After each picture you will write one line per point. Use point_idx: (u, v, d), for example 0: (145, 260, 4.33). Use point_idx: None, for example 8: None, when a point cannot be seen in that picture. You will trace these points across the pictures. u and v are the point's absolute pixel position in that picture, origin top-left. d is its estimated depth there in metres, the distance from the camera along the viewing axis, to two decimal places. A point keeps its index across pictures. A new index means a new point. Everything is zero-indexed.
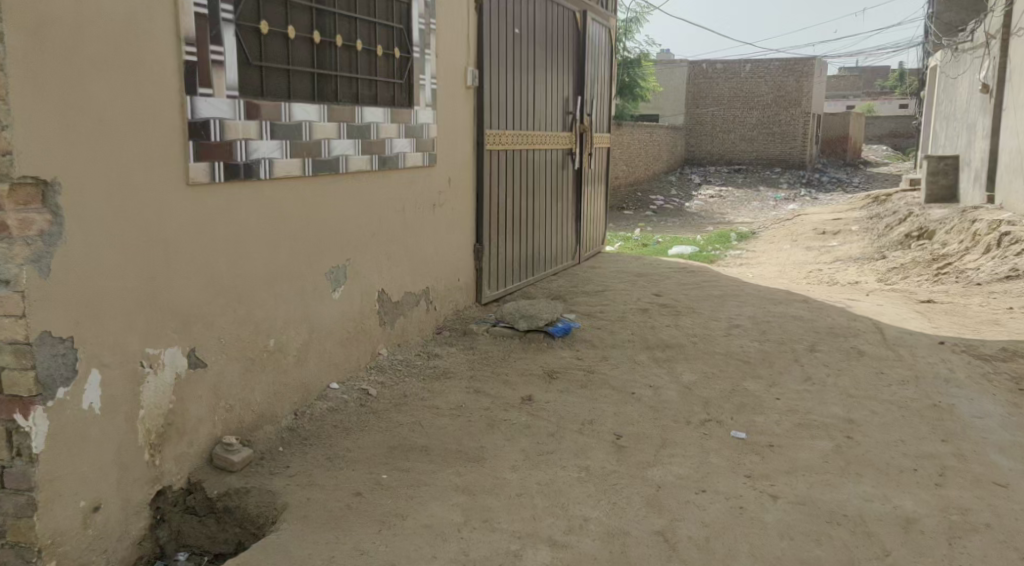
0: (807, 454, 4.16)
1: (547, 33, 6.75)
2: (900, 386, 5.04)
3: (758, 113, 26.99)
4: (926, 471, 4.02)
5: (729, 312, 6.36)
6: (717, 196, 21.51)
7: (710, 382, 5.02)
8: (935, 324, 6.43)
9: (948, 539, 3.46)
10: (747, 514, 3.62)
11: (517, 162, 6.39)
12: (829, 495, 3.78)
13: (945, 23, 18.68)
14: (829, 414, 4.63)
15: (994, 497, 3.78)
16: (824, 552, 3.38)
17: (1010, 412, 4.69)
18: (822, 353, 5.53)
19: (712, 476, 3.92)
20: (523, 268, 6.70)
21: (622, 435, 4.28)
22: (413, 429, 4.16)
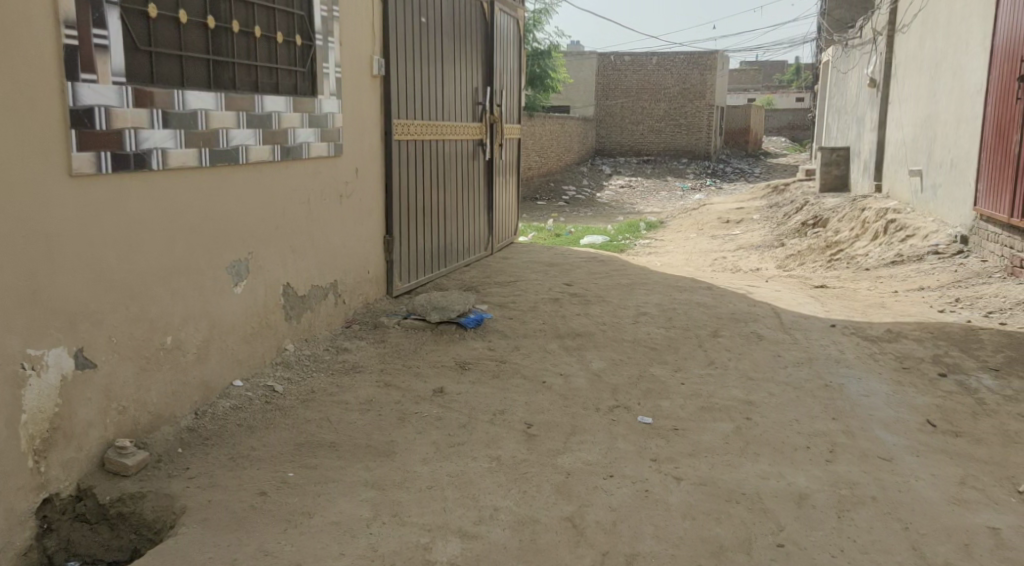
0: (711, 436, 4.29)
1: (453, 22, 6.73)
2: (795, 368, 5.24)
3: (664, 105, 27.56)
4: (818, 448, 4.20)
5: (637, 300, 6.48)
6: (627, 187, 21.88)
7: (618, 369, 5.12)
8: (828, 308, 6.71)
9: (837, 513, 3.62)
10: (651, 496, 3.71)
11: (426, 152, 6.36)
12: (729, 476, 3.91)
13: (836, 20, 19.40)
14: (729, 396, 4.79)
15: (880, 471, 3.98)
16: (723, 530, 3.50)
17: (895, 390, 4.94)
18: (725, 338, 5.71)
19: (619, 461, 4.00)
20: (435, 259, 6.68)
21: (532, 424, 4.32)
22: (321, 425, 4.11)
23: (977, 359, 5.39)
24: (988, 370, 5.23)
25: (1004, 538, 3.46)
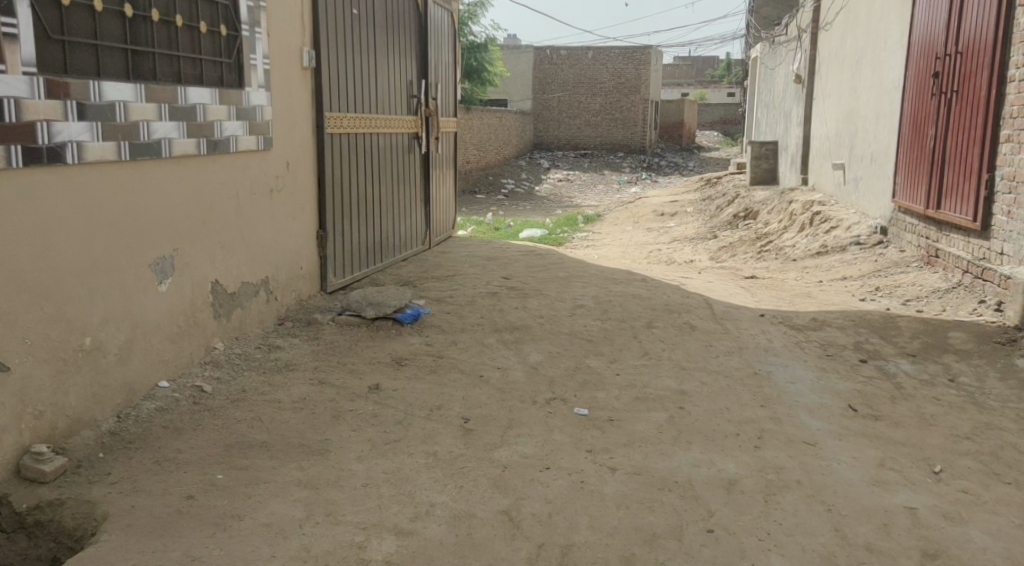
0: (645, 426, 4.34)
1: (386, 14, 6.66)
2: (726, 358, 5.34)
3: (600, 99, 27.78)
4: (746, 435, 4.29)
5: (574, 293, 6.53)
6: (565, 180, 22.00)
7: (555, 361, 5.15)
8: (757, 298, 6.86)
9: (764, 497, 3.71)
10: (587, 487, 3.74)
11: (359, 145, 6.29)
12: (663, 464, 3.96)
13: (764, 17, 19.80)
14: (663, 386, 4.86)
15: (806, 456, 4.09)
16: (656, 518, 3.55)
17: (820, 376, 5.07)
18: (659, 329, 5.78)
19: (555, 453, 4.02)
20: (371, 253, 6.61)
21: (469, 419, 4.32)
22: (252, 425, 4.04)
23: (895, 346, 5.57)
24: (906, 356, 5.41)
25: (921, 517, 3.59)
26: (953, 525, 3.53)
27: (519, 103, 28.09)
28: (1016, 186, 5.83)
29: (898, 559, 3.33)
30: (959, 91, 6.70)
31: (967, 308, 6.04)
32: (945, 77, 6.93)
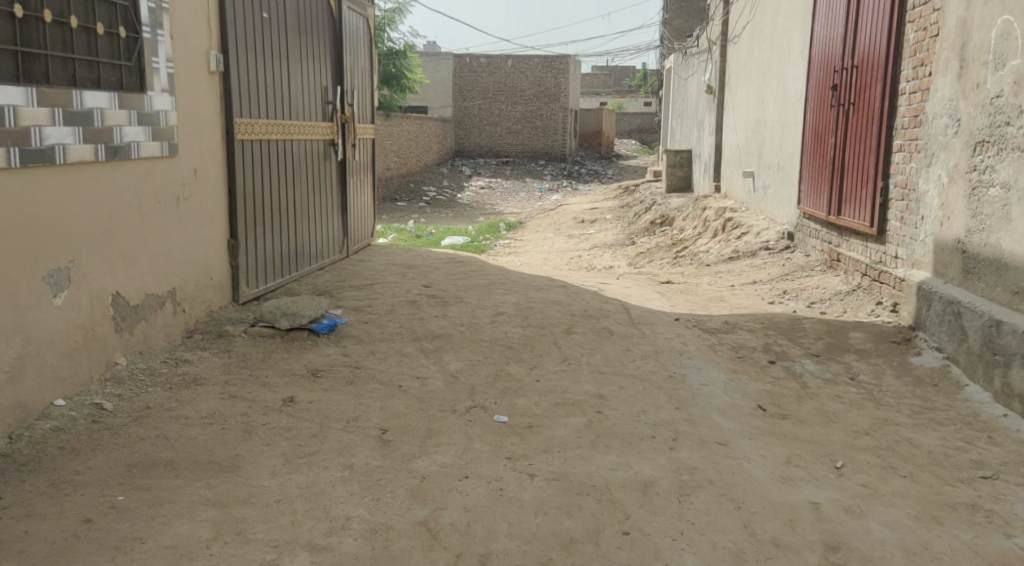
0: (563, 431, 4.35)
1: (298, 18, 6.54)
2: (643, 361, 5.40)
3: (520, 108, 27.94)
4: (662, 437, 4.34)
5: (494, 300, 6.51)
6: (486, 188, 22.03)
7: (475, 369, 5.12)
8: (673, 303, 6.97)
9: (678, 497, 3.77)
10: (505, 495, 3.73)
11: (272, 151, 6.15)
12: (581, 469, 3.98)
13: (676, 29, 20.22)
14: (581, 391, 4.88)
15: (719, 456, 4.16)
16: (574, 522, 3.56)
17: (731, 377, 5.19)
18: (578, 335, 5.82)
19: (473, 462, 3.99)
20: (286, 262, 6.47)
21: (387, 429, 4.25)
22: (157, 443, 3.89)
23: (802, 347, 5.74)
24: (811, 356, 5.58)
25: (824, 511, 3.69)
26: (853, 518, 3.64)
27: (438, 111, 27.96)
28: (907, 193, 6.06)
29: (804, 552, 3.42)
30: (855, 102, 6.94)
31: (866, 309, 6.26)
32: (843, 89, 7.19)
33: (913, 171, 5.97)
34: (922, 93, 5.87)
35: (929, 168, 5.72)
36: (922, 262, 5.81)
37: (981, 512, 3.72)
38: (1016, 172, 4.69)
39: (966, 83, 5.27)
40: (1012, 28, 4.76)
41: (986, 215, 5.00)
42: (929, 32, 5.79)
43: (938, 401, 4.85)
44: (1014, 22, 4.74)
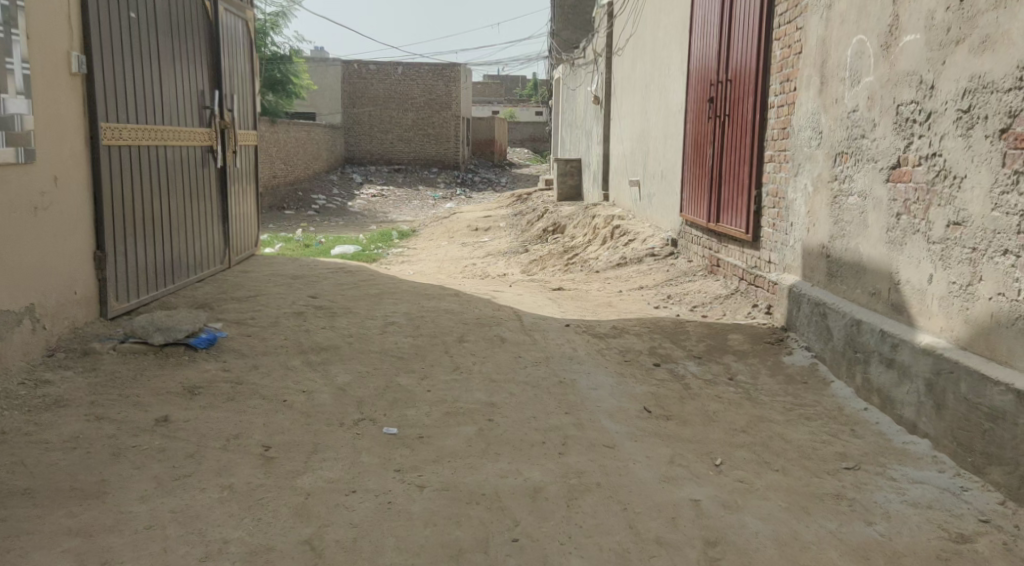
0: (454, 441, 4.32)
1: (170, 20, 6.30)
2: (534, 368, 5.43)
3: (412, 115, 27.76)
4: (552, 443, 4.37)
5: (384, 310, 6.43)
6: (378, 196, 21.76)
7: (364, 380, 5.02)
8: (563, 309, 7.05)
9: (567, 502, 3.79)
10: (393, 507, 3.67)
11: (143, 159, 5.89)
12: (471, 478, 3.96)
13: (564, 40, 20.52)
14: (472, 400, 4.86)
15: (606, 459, 4.22)
16: (463, 532, 3.53)
17: (619, 381, 5.27)
18: (470, 343, 5.80)
19: (361, 475, 3.91)
20: (160, 273, 6.20)
21: (269, 446, 4.12)
22: (14, 471, 3.67)
23: (685, 349, 5.90)
24: (694, 358, 5.74)
25: (704, 508, 3.78)
26: (730, 513, 3.75)
27: (330, 119, 27.57)
28: (778, 201, 6.31)
29: (685, 549, 3.51)
30: (730, 114, 7.20)
31: (744, 312, 6.49)
32: (719, 102, 7.44)
33: (783, 180, 6.23)
34: (788, 107, 6.14)
35: (796, 178, 5.98)
36: (793, 266, 6.07)
37: (845, 500, 3.87)
38: (872, 182, 4.95)
39: (826, 98, 5.53)
40: (865, 47, 5.02)
41: (847, 222, 5.25)
42: (793, 49, 6.05)
43: (808, 397, 5.06)
44: (866, 41, 5.00)
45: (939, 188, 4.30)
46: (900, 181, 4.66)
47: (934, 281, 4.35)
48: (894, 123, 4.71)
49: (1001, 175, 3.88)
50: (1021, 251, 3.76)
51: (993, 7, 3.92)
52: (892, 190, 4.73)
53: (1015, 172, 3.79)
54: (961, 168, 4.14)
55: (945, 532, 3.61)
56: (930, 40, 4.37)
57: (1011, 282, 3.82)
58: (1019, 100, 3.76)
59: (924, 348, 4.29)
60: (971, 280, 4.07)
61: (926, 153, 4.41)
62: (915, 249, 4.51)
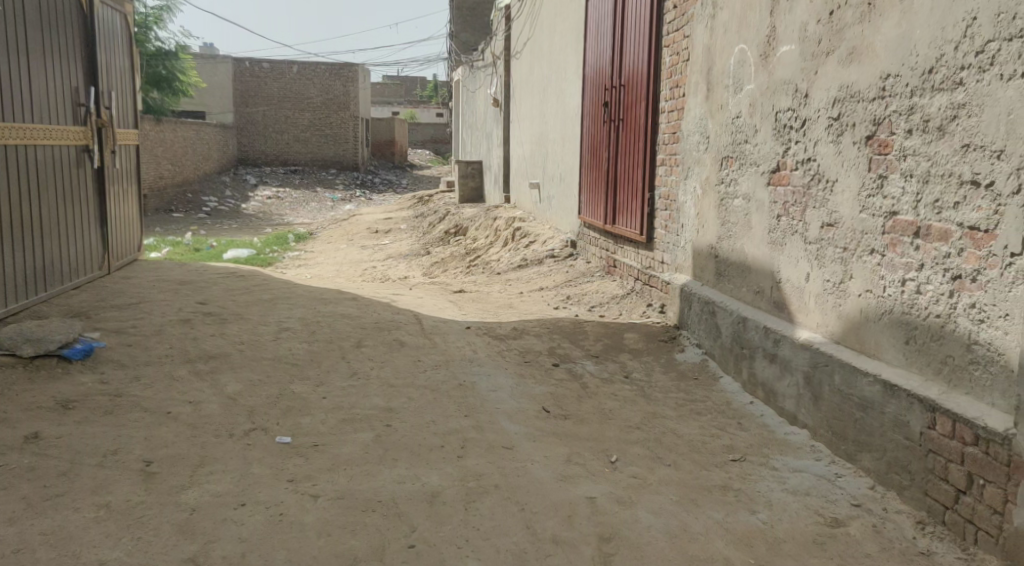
0: (350, 448, 4.26)
1: (41, 14, 6.01)
2: (433, 371, 5.41)
3: (309, 115, 27.30)
4: (450, 446, 4.36)
5: (278, 315, 6.29)
6: (273, 198, 21.28)
7: (256, 389, 4.90)
8: (463, 311, 7.05)
9: (464, 505, 3.79)
10: (285, 519, 3.59)
11: (11, 160, 5.60)
12: (366, 485, 3.91)
13: (463, 43, 20.56)
14: (369, 405, 4.81)
15: (503, 460, 4.24)
16: (358, 541, 3.49)
17: (517, 383, 5.31)
18: (367, 348, 5.73)
19: (252, 487, 3.81)
20: (31, 281, 5.91)
21: (152, 461, 3.97)
22: None
23: (583, 349, 5.98)
24: (591, 358, 5.83)
25: (599, 505, 3.84)
26: (624, 508, 3.82)
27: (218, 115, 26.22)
28: (669, 203, 6.48)
29: (578, 547, 3.55)
30: (624, 118, 7.35)
31: (639, 311, 6.64)
32: (613, 106, 7.59)
33: (674, 183, 6.39)
34: (678, 112, 6.31)
35: (686, 181, 6.15)
36: (683, 266, 6.24)
37: (731, 492, 4.00)
38: (754, 186, 5.13)
39: (712, 104, 5.70)
40: (746, 55, 5.20)
41: (732, 223, 5.43)
42: (681, 56, 6.23)
43: (698, 393, 5.20)
44: (747, 50, 5.18)
45: (814, 191, 4.49)
46: (779, 185, 4.84)
47: (811, 279, 4.54)
48: (773, 130, 4.89)
49: (868, 178, 4.07)
50: (886, 250, 3.96)
51: (858, 20, 4.12)
52: (772, 193, 4.91)
53: (880, 176, 3.99)
54: (833, 172, 4.34)
55: (821, 517, 3.76)
56: (804, 50, 4.56)
57: (878, 280, 4.02)
58: (883, 109, 3.96)
59: (803, 343, 4.48)
60: (843, 278, 4.27)
61: (802, 158, 4.60)
62: (794, 250, 4.70)
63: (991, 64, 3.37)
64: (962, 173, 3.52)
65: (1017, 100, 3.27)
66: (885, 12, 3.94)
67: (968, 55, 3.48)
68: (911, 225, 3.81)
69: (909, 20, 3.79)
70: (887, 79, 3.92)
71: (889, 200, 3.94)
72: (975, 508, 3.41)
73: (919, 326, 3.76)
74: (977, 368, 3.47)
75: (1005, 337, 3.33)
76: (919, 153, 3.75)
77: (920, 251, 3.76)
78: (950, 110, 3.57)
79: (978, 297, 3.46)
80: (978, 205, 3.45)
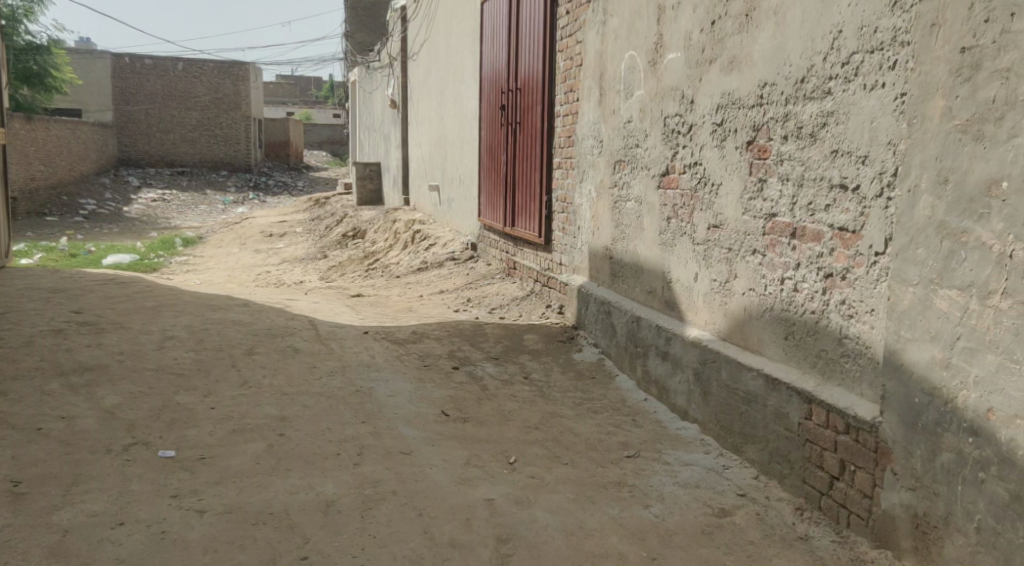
0: (239, 459, 4.12)
1: None
2: (329, 378, 5.29)
3: (197, 114, 26.44)
4: (346, 453, 4.27)
5: (163, 323, 6.05)
6: (159, 201, 20.48)
7: (137, 401, 4.68)
8: (361, 316, 6.94)
9: (360, 513, 3.72)
10: (168, 536, 3.44)
11: None
12: (256, 497, 3.78)
13: (359, 42, 20.29)
14: (261, 414, 4.66)
15: (400, 465, 4.18)
16: (247, 556, 3.37)
17: (416, 387, 5.25)
18: (260, 355, 5.57)
19: (132, 505, 3.63)
20: None
21: (20, 481, 3.74)
22: None
23: (483, 351, 5.97)
24: (491, 360, 5.82)
25: (497, 506, 3.83)
26: (522, 508, 3.82)
27: (93, 115, 25.17)
28: (566, 206, 6.53)
29: (476, 550, 3.53)
30: (521, 121, 7.37)
31: (539, 312, 6.68)
32: (510, 109, 7.61)
33: (570, 186, 6.45)
34: (572, 116, 6.37)
35: (582, 184, 6.21)
36: (580, 267, 6.30)
37: (626, 487, 4.05)
38: (645, 189, 5.22)
39: (605, 108, 5.78)
40: (636, 61, 5.29)
41: (626, 225, 5.51)
42: (574, 60, 6.29)
43: (596, 391, 5.26)
44: (636, 57, 5.27)
45: (701, 194, 4.60)
46: (669, 188, 4.94)
47: (699, 279, 4.64)
48: (663, 134, 4.99)
49: (749, 181, 4.19)
50: (766, 250, 4.09)
51: (738, 30, 4.24)
52: (663, 195, 5.01)
53: (759, 180, 4.11)
54: (718, 176, 4.45)
55: (709, 508, 3.85)
56: (689, 58, 4.67)
57: (760, 279, 4.14)
58: (761, 115, 4.08)
59: (693, 340, 4.58)
60: (728, 277, 4.38)
61: (689, 162, 4.70)
62: (683, 251, 4.80)
63: (855, 74, 3.51)
64: (832, 177, 3.66)
65: (879, 109, 3.40)
66: (761, 23, 4.06)
67: (835, 65, 3.62)
68: (788, 226, 3.94)
69: (783, 31, 3.92)
70: (764, 87, 4.05)
71: (768, 203, 4.06)
72: (847, 493, 3.54)
73: (797, 322, 3.89)
74: (847, 360, 3.61)
75: (872, 331, 3.47)
76: (794, 158, 3.88)
77: (796, 251, 3.89)
78: (821, 118, 3.71)
79: (848, 294, 3.60)
80: (846, 208, 3.59)
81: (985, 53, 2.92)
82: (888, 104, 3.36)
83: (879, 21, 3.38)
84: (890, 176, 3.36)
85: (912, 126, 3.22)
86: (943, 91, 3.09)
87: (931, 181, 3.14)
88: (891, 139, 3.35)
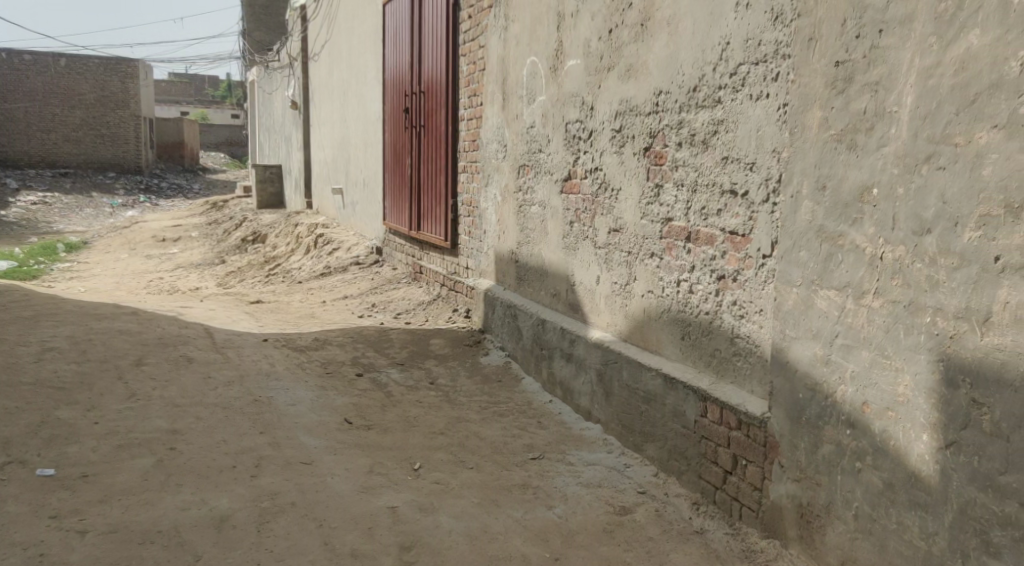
0: (126, 476, 3.95)
1: None
2: (225, 388, 5.13)
3: (81, 113, 25.32)
4: (243, 465, 4.15)
5: (43, 335, 5.74)
6: (40, 204, 19.51)
7: (13, 417, 4.43)
8: (260, 323, 6.76)
9: (256, 527, 3.61)
10: (46, 560, 3.26)
11: None
12: (144, 515, 3.63)
13: (257, 42, 19.83)
14: (151, 428, 4.48)
15: (299, 476, 4.08)
16: None
17: (318, 395, 5.14)
18: (149, 366, 5.35)
19: (6, 529, 3.43)
20: None
21: None
22: None
23: (387, 357, 5.90)
24: (395, 366, 5.75)
25: (399, 514, 3.78)
26: (424, 515, 3.78)
27: None
28: (471, 209, 6.52)
29: (378, 558, 3.47)
30: (425, 125, 7.32)
31: (445, 316, 6.64)
32: (415, 112, 7.55)
33: (475, 190, 6.44)
34: (476, 120, 6.37)
35: (486, 188, 6.21)
36: (486, 271, 6.29)
37: (529, 489, 4.06)
38: (549, 193, 5.25)
39: (508, 113, 5.79)
40: (537, 67, 5.32)
41: (530, 229, 5.53)
42: (477, 65, 6.29)
43: (501, 395, 5.26)
44: (538, 62, 5.30)
45: (601, 198, 4.65)
46: (571, 193, 4.98)
47: (601, 282, 4.69)
48: (564, 139, 5.03)
49: (647, 187, 4.26)
50: (664, 253, 4.16)
51: (634, 39, 4.31)
52: (565, 200, 5.04)
53: (656, 185, 4.19)
54: (617, 181, 4.51)
55: (610, 507, 3.89)
56: (588, 65, 4.73)
57: (658, 282, 4.21)
58: (657, 122, 4.16)
59: (596, 342, 4.63)
60: (628, 280, 4.44)
61: (590, 167, 4.75)
62: (585, 254, 4.85)
63: (742, 85, 3.61)
64: (723, 183, 3.75)
65: (764, 118, 3.50)
66: (656, 32, 4.13)
67: (724, 75, 3.72)
68: (683, 230, 4.02)
69: (676, 41, 4.00)
70: (660, 95, 4.12)
71: (664, 207, 4.14)
72: (739, 486, 3.63)
73: (693, 323, 3.97)
74: (739, 359, 3.70)
75: (761, 331, 3.57)
76: (688, 164, 3.96)
77: (691, 254, 3.97)
78: (712, 126, 3.80)
79: (739, 295, 3.69)
80: (736, 212, 3.68)
81: (857, 66, 3.04)
82: (772, 113, 3.45)
83: (763, 35, 3.49)
84: (775, 182, 3.45)
85: (794, 135, 3.33)
86: (820, 102, 3.20)
87: (811, 187, 3.25)
88: (775, 147, 3.44)
